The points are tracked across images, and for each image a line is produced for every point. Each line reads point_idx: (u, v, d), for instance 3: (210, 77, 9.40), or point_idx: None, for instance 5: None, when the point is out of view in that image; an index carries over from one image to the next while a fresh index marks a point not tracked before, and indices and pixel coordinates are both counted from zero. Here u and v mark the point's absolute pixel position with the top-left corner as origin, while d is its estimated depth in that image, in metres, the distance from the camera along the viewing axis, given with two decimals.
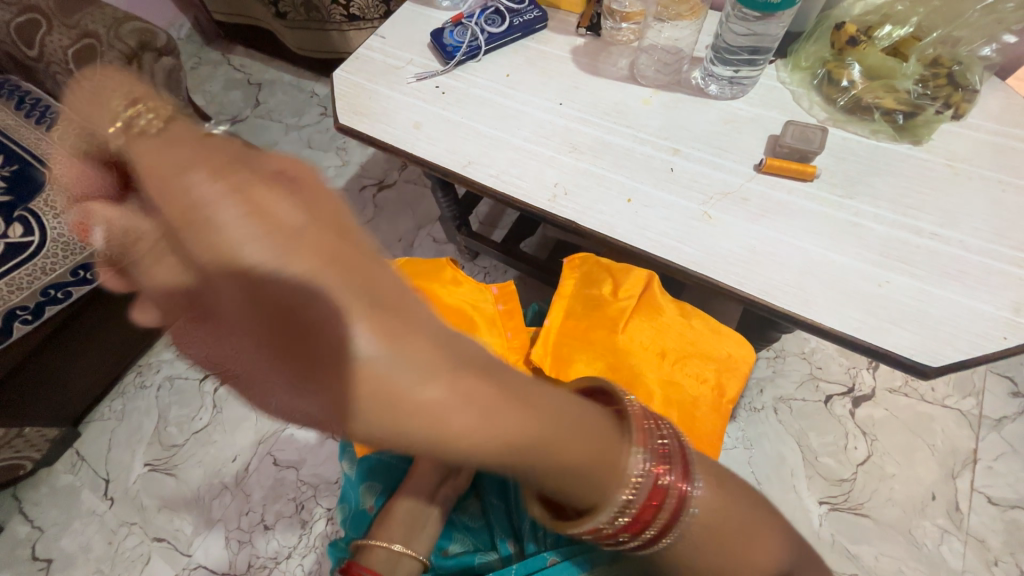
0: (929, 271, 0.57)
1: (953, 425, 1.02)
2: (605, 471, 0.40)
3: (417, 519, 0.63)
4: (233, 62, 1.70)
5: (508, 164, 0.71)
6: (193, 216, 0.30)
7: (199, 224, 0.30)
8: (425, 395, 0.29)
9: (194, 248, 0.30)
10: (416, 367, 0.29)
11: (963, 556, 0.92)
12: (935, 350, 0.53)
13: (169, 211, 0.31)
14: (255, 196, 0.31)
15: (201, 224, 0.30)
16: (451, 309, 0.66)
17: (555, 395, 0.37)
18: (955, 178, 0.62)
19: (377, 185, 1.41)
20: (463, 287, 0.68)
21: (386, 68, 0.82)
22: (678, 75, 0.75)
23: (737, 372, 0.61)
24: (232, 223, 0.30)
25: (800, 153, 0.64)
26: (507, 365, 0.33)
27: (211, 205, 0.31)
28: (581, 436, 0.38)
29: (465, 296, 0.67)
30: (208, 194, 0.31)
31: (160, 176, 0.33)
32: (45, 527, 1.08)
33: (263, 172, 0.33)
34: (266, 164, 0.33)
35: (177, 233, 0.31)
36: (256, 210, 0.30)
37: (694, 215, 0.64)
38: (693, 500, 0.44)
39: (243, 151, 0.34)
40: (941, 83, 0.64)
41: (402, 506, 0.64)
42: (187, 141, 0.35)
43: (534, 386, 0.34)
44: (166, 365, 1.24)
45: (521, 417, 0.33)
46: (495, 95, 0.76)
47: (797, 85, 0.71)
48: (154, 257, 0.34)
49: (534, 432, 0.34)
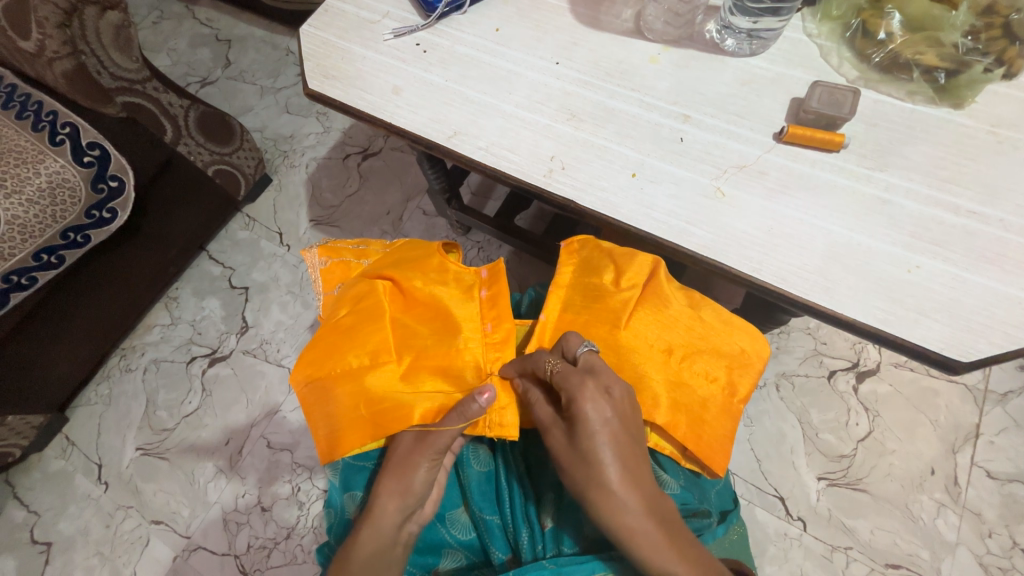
0: (963, 254, 0.52)
1: (958, 400, 1.00)
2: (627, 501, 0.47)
3: (386, 554, 0.51)
4: (199, 16, 1.55)
5: (498, 135, 0.63)
6: (343, 399, 0.57)
7: (350, 405, 0.57)
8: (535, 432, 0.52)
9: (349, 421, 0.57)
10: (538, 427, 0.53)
11: (958, 529, 0.92)
12: (967, 343, 0.49)
13: (332, 404, 0.58)
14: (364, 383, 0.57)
15: (349, 407, 0.57)
16: (424, 300, 0.60)
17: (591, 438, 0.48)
18: (998, 147, 0.56)
19: (362, 153, 1.31)
20: (444, 276, 0.62)
21: (359, 22, 0.72)
22: (691, 28, 0.66)
23: (750, 368, 0.57)
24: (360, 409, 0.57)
25: (826, 119, 0.57)
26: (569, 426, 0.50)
27: (345, 393, 0.57)
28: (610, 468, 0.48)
29: (444, 286, 0.61)
30: (340, 392, 0.57)
31: (327, 371, 0.58)
32: (41, 511, 1.07)
33: (355, 362, 0.58)
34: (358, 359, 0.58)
35: (340, 410, 0.57)
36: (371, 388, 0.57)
37: (706, 192, 0.57)
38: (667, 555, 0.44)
39: (335, 362, 0.58)
40: (995, 34, 0.56)
41: (368, 536, 0.51)
42: (321, 380, 0.59)
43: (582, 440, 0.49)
44: (151, 348, 1.19)
45: (577, 456, 0.49)
46: (484, 53, 0.68)
47: (826, 38, 0.62)
48: (325, 426, 0.58)
49: (586, 472, 0.48)
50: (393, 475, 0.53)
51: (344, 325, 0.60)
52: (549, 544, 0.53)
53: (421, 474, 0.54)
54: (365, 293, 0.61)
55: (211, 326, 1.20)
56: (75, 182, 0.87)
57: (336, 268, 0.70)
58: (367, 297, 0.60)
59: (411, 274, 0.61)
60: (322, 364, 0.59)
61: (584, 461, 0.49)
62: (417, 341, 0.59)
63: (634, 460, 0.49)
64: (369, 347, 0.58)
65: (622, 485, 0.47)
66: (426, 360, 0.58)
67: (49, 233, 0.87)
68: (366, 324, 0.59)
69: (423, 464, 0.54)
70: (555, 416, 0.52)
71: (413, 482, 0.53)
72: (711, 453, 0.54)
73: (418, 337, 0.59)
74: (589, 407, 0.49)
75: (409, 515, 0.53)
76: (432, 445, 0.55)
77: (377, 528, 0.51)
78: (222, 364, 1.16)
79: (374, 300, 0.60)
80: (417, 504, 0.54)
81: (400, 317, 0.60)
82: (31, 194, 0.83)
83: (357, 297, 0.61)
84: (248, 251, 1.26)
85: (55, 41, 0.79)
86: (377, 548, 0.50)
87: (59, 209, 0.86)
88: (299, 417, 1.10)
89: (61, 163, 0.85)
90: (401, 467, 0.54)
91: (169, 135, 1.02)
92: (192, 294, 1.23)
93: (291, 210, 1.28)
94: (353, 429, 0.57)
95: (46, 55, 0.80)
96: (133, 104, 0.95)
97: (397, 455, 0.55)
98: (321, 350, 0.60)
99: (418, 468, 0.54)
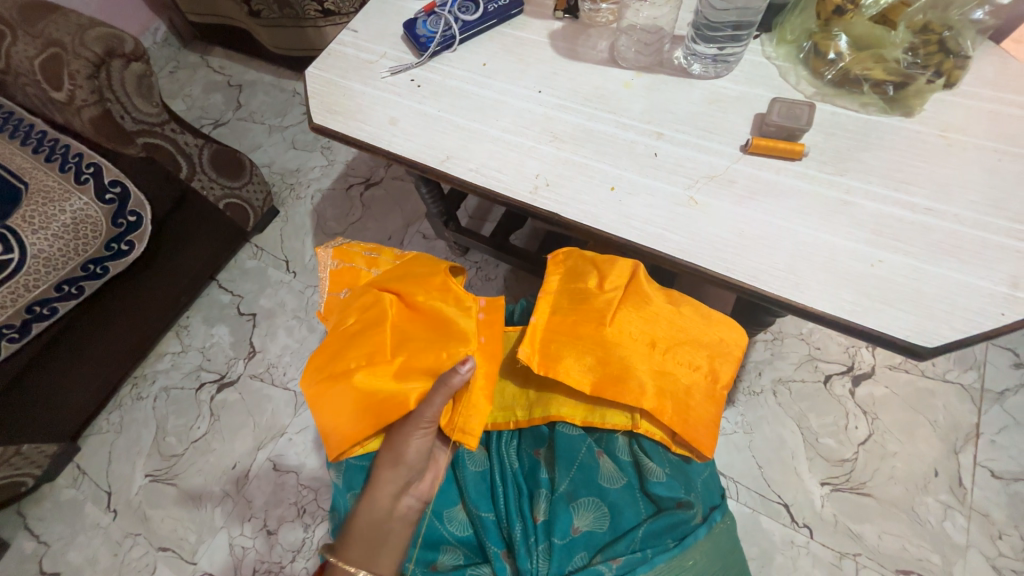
0: (922, 248, 0.55)
1: (955, 399, 1.00)
2: None
3: (384, 526, 0.55)
4: (212, 64, 1.67)
5: (487, 157, 0.69)
6: (340, 391, 0.60)
7: (346, 396, 0.60)
8: None
9: (347, 409, 0.60)
10: None
11: (966, 531, 0.91)
12: (931, 329, 0.52)
13: (333, 393, 0.61)
14: (361, 380, 0.60)
15: (345, 398, 0.60)
16: (425, 310, 0.64)
17: None
18: (948, 149, 0.60)
19: (364, 183, 1.38)
20: (446, 290, 0.66)
21: (360, 63, 0.79)
22: (660, 56, 0.72)
23: (730, 357, 0.60)
24: (353, 399, 0.60)
25: (787, 131, 0.62)
26: None
27: (343, 387, 0.60)
28: None
29: (444, 300, 0.65)
30: (340, 386, 0.60)
31: (332, 367, 0.62)
32: (51, 541, 1.08)
33: (354, 363, 0.61)
34: (357, 359, 0.61)
35: (339, 399, 0.60)
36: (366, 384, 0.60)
37: (680, 200, 0.62)
38: None
39: (339, 357, 0.62)
40: (931, 50, 0.62)
41: (363, 517, 0.55)
42: (326, 375, 0.62)
43: None
44: (162, 375, 1.23)
45: None
46: (473, 85, 0.74)
47: (783, 59, 0.69)
48: (325, 413, 0.61)
49: None
50: (387, 456, 0.58)
51: (350, 331, 0.64)
52: (541, 536, 0.55)
53: (413, 446, 0.59)
54: (372, 303, 0.65)
55: (220, 352, 1.23)
56: (97, 217, 0.92)
57: (346, 274, 0.74)
58: (373, 307, 0.64)
59: (416, 287, 0.66)
60: (329, 358, 0.63)
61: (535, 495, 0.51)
62: (413, 345, 0.63)
63: None
64: (368, 350, 0.61)
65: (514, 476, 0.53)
66: (419, 359, 0.62)
67: (71, 266, 0.92)
68: (369, 329, 0.63)
69: (415, 438, 0.59)
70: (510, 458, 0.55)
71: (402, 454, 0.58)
72: (696, 436, 0.57)
73: (416, 343, 0.63)
74: None
75: (403, 488, 0.57)
76: (419, 420, 0.59)
77: (374, 498, 0.56)
78: (230, 389, 1.19)
79: (380, 309, 0.63)
80: (412, 477, 0.58)
81: (401, 325, 0.64)
82: (56, 230, 0.89)
83: (364, 306, 0.65)
84: (256, 278, 1.31)
85: (84, 90, 0.88)
86: (372, 518, 0.55)
87: (82, 243, 0.92)
88: (304, 437, 1.12)
89: (85, 200, 0.91)
90: (391, 453, 0.58)
91: (185, 171, 1.08)
92: (203, 322, 1.28)
93: (297, 239, 1.34)
94: (349, 425, 0.60)
95: (76, 103, 0.89)
96: (154, 145, 1.02)
97: (390, 441, 0.60)
98: (327, 355, 0.64)
99: (409, 440, 0.59)
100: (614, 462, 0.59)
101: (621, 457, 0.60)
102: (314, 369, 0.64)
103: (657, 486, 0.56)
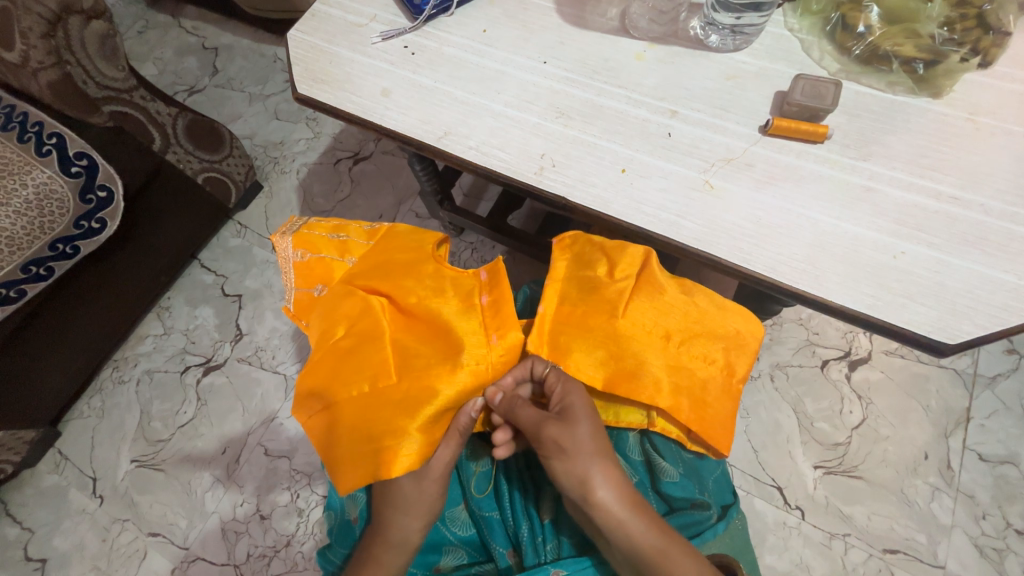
0: (946, 239, 0.53)
1: (948, 384, 1.01)
2: (553, 431, 0.54)
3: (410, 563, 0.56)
4: (184, 24, 1.54)
5: (488, 134, 0.64)
6: (346, 415, 0.59)
7: (351, 422, 0.58)
8: (529, 414, 0.55)
9: (353, 437, 0.58)
10: (564, 424, 0.54)
11: (952, 512, 0.94)
12: (952, 325, 0.50)
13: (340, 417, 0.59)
14: (367, 405, 0.58)
15: (350, 425, 0.58)
16: (423, 314, 0.60)
17: (552, 425, 0.54)
18: (976, 133, 0.57)
19: (353, 158, 1.31)
20: (442, 286, 0.62)
21: (347, 26, 0.72)
22: (675, 25, 0.67)
23: (746, 350, 0.59)
24: (359, 428, 0.58)
25: (809, 111, 0.58)
26: (584, 432, 0.54)
27: (349, 413, 0.59)
28: (554, 432, 0.54)
29: (442, 297, 0.61)
30: (345, 410, 0.59)
31: (334, 387, 0.60)
32: (36, 527, 1.06)
33: (356, 385, 0.59)
34: (359, 382, 0.59)
35: (345, 425, 0.59)
36: (372, 411, 0.58)
37: (695, 184, 0.58)
38: (568, 403, 0.56)
39: (338, 376, 0.60)
40: (969, 25, 0.58)
41: (395, 559, 0.55)
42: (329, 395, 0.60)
43: (561, 433, 0.53)
44: (144, 359, 1.18)
45: (567, 422, 0.54)
46: (472, 54, 0.68)
47: (806, 32, 0.64)
48: (333, 437, 0.60)
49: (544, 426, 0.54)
50: (407, 505, 0.56)
51: (346, 345, 0.61)
52: (548, 536, 0.57)
53: (435, 494, 0.57)
54: (365, 310, 0.61)
55: (205, 335, 1.19)
56: (63, 192, 0.86)
57: (313, 265, 0.69)
58: (368, 315, 0.61)
59: (410, 286, 0.62)
60: (329, 376, 0.61)
61: (558, 448, 0.53)
62: (415, 359, 0.59)
63: (570, 421, 0.54)
64: (370, 371, 0.59)
65: (543, 428, 0.54)
66: (422, 379, 0.58)
67: (36, 246, 0.85)
68: (368, 344, 0.60)
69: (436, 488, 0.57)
70: (538, 412, 0.55)
71: (424, 505, 0.57)
72: (713, 433, 0.57)
73: (418, 355, 0.59)
74: (572, 392, 0.56)
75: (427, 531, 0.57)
76: (438, 466, 0.58)
77: (401, 549, 0.55)
78: (217, 373, 1.15)
79: (377, 318, 0.61)
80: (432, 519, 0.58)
81: (400, 336, 0.60)
82: (18, 206, 0.81)
83: (356, 315, 0.61)
84: (240, 258, 1.25)
85: (40, 51, 0.79)
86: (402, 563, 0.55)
87: (47, 221, 0.85)
88: (296, 422, 1.09)
89: (48, 174, 0.84)
90: (415, 498, 0.56)
91: (158, 143, 1.00)
92: (185, 303, 1.22)
93: (283, 217, 1.28)
94: (360, 457, 0.58)
95: (31, 66, 0.80)
96: (120, 113, 0.94)
97: (406, 486, 0.57)
98: (324, 376, 0.61)
99: (431, 491, 0.57)
100: (625, 460, 0.60)
101: (632, 456, 0.60)
102: (313, 387, 0.61)
103: (669, 485, 0.57)
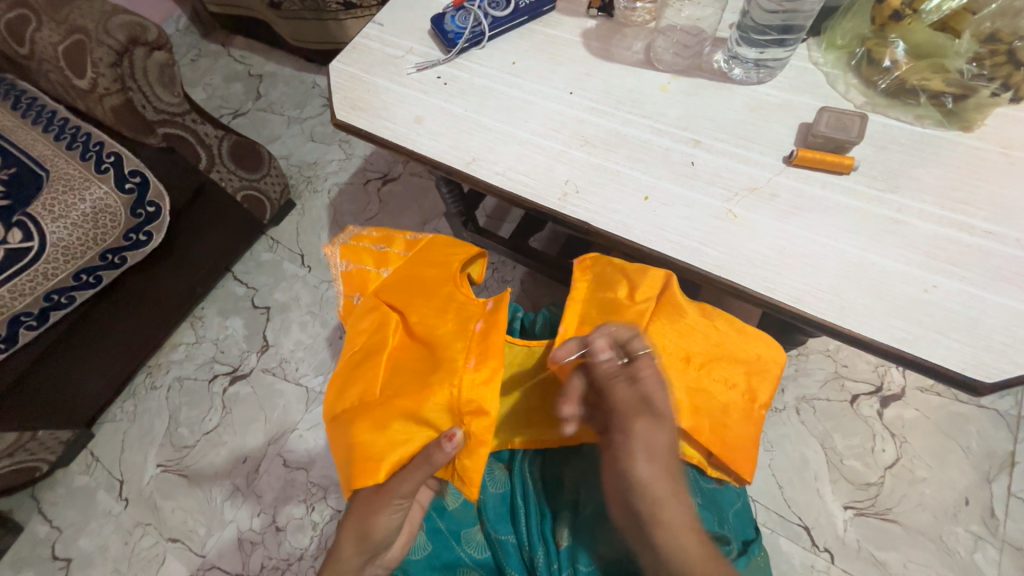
0: (980, 273, 0.52)
1: (989, 425, 0.96)
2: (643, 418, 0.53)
3: None
4: (233, 53, 1.66)
5: (515, 160, 0.66)
6: (338, 426, 0.61)
7: (340, 432, 0.60)
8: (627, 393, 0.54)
9: (340, 447, 0.60)
10: (656, 417, 0.53)
11: (997, 564, 0.87)
12: (989, 363, 0.49)
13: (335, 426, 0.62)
14: (352, 417, 0.59)
15: (340, 435, 0.60)
16: (422, 334, 0.62)
17: (649, 409, 0.53)
18: (1010, 167, 0.56)
19: (382, 179, 1.37)
20: (447, 309, 0.63)
21: (385, 58, 0.77)
22: (699, 58, 0.69)
23: (768, 375, 0.58)
24: (343, 439, 0.59)
25: (835, 142, 0.58)
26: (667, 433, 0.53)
27: (340, 422, 0.61)
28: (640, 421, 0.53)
29: (444, 321, 0.62)
30: (338, 421, 0.61)
31: (335, 396, 0.63)
32: (64, 527, 1.09)
33: (349, 396, 0.61)
34: (351, 395, 0.61)
35: (336, 434, 0.61)
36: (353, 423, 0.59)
37: (717, 213, 0.59)
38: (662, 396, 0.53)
39: (341, 386, 0.63)
40: (1000, 60, 0.57)
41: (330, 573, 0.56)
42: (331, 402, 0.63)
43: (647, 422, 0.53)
44: (176, 366, 1.23)
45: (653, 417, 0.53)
46: (501, 85, 0.71)
47: (832, 65, 0.65)
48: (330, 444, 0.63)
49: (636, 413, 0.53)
50: (355, 523, 0.56)
51: (353, 356, 0.64)
52: (565, 563, 0.56)
53: (381, 523, 0.55)
54: (373, 324, 0.64)
55: (234, 345, 1.23)
56: (116, 207, 0.91)
57: (354, 275, 0.71)
58: (375, 329, 0.64)
59: (417, 306, 0.64)
60: (336, 385, 0.64)
61: (633, 436, 0.53)
62: (401, 378, 0.59)
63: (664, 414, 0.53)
64: (362, 384, 0.61)
65: (634, 410, 0.53)
66: (400, 399, 0.57)
67: (89, 255, 0.91)
68: (368, 357, 0.62)
69: (383, 516, 0.55)
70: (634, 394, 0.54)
71: (366, 530, 0.55)
72: (734, 459, 0.56)
73: (406, 375, 0.60)
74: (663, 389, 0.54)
75: (368, 559, 0.56)
76: (393, 495, 0.55)
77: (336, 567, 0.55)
78: (243, 382, 1.19)
79: (381, 333, 0.63)
80: (379, 548, 0.56)
81: (396, 353, 0.62)
82: (75, 218, 0.88)
83: (366, 327, 0.65)
84: (271, 272, 1.30)
85: (106, 78, 0.87)
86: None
87: (100, 233, 0.91)
88: (315, 435, 1.11)
89: (105, 190, 0.90)
90: (361, 516, 0.56)
91: (204, 162, 1.06)
92: (218, 314, 1.27)
93: (313, 233, 1.33)
94: (345, 470, 0.58)
95: (99, 91, 0.88)
96: (173, 136, 1.01)
97: (362, 507, 0.56)
98: (334, 387, 0.63)
99: (377, 518, 0.55)
100: None
101: None
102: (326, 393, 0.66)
103: None
